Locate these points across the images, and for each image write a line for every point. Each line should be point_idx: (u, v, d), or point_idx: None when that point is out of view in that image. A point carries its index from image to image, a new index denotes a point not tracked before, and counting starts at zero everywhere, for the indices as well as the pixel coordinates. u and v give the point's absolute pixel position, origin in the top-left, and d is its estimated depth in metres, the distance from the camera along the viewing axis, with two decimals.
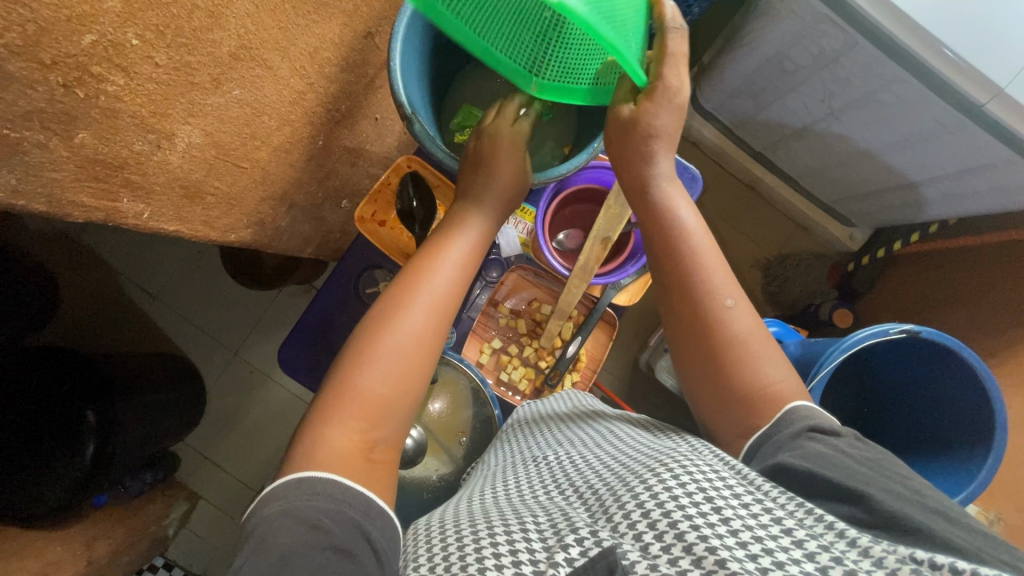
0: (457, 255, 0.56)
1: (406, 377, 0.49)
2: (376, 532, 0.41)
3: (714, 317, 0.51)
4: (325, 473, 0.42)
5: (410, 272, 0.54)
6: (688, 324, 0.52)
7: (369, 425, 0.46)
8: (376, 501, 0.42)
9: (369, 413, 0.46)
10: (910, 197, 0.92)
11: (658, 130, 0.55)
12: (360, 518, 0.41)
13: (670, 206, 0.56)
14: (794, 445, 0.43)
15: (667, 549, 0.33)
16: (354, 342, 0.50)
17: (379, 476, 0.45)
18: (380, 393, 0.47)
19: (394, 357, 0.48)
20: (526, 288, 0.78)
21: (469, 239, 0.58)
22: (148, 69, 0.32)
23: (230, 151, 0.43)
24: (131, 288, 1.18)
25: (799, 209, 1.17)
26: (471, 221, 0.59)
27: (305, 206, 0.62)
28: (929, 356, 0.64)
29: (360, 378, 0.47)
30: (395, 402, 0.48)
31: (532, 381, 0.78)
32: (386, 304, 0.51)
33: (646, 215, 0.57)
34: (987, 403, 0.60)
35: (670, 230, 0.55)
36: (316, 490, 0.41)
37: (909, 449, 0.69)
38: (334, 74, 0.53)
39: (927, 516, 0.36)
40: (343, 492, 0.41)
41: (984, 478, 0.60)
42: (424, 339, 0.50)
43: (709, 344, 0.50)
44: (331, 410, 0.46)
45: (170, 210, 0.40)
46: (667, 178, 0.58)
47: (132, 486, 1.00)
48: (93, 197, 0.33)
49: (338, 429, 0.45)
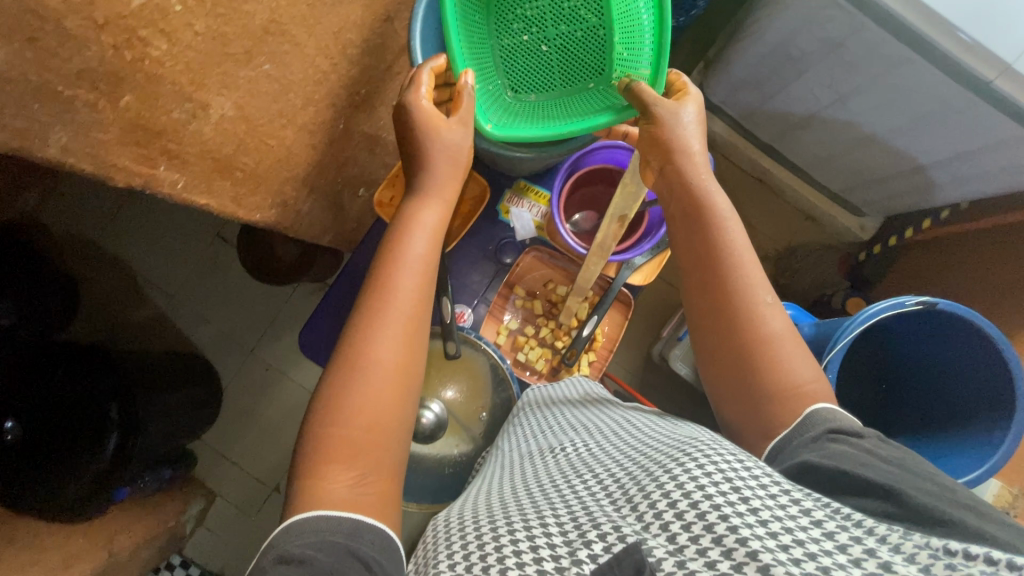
0: (420, 254, 0.55)
1: (382, 398, 0.49)
2: (364, 546, 0.43)
3: (753, 312, 0.52)
4: (307, 513, 0.44)
5: (372, 294, 0.53)
6: (707, 316, 0.54)
7: (353, 454, 0.47)
8: (363, 519, 0.44)
9: (351, 439, 0.47)
10: (920, 181, 0.92)
11: (684, 118, 0.57)
12: (347, 541, 0.42)
13: (710, 201, 0.56)
14: (814, 447, 0.44)
15: (696, 540, 0.33)
16: (334, 370, 0.50)
17: (372, 502, 0.46)
18: (357, 428, 0.48)
19: (363, 394, 0.49)
20: (541, 269, 0.78)
21: (427, 232, 0.57)
22: (188, 37, 0.34)
23: (259, 127, 0.45)
24: (151, 289, 1.20)
25: (807, 199, 1.18)
26: (421, 219, 0.57)
27: (325, 191, 0.64)
28: (948, 332, 0.64)
29: (338, 414, 0.48)
30: (379, 423, 0.49)
31: (549, 361, 0.78)
32: (357, 328, 0.51)
33: (681, 209, 0.57)
34: (1008, 373, 0.59)
35: (705, 216, 0.55)
36: (302, 530, 0.42)
37: (928, 427, 0.68)
38: (356, 56, 0.54)
39: (958, 509, 0.36)
40: (328, 523, 0.43)
41: (1009, 448, 0.59)
42: (397, 362, 0.51)
43: (740, 337, 0.51)
44: (317, 443, 0.48)
45: (202, 182, 0.42)
46: (705, 172, 0.57)
47: (151, 481, 1.02)
48: (134, 161, 0.35)
49: (326, 470, 0.46)
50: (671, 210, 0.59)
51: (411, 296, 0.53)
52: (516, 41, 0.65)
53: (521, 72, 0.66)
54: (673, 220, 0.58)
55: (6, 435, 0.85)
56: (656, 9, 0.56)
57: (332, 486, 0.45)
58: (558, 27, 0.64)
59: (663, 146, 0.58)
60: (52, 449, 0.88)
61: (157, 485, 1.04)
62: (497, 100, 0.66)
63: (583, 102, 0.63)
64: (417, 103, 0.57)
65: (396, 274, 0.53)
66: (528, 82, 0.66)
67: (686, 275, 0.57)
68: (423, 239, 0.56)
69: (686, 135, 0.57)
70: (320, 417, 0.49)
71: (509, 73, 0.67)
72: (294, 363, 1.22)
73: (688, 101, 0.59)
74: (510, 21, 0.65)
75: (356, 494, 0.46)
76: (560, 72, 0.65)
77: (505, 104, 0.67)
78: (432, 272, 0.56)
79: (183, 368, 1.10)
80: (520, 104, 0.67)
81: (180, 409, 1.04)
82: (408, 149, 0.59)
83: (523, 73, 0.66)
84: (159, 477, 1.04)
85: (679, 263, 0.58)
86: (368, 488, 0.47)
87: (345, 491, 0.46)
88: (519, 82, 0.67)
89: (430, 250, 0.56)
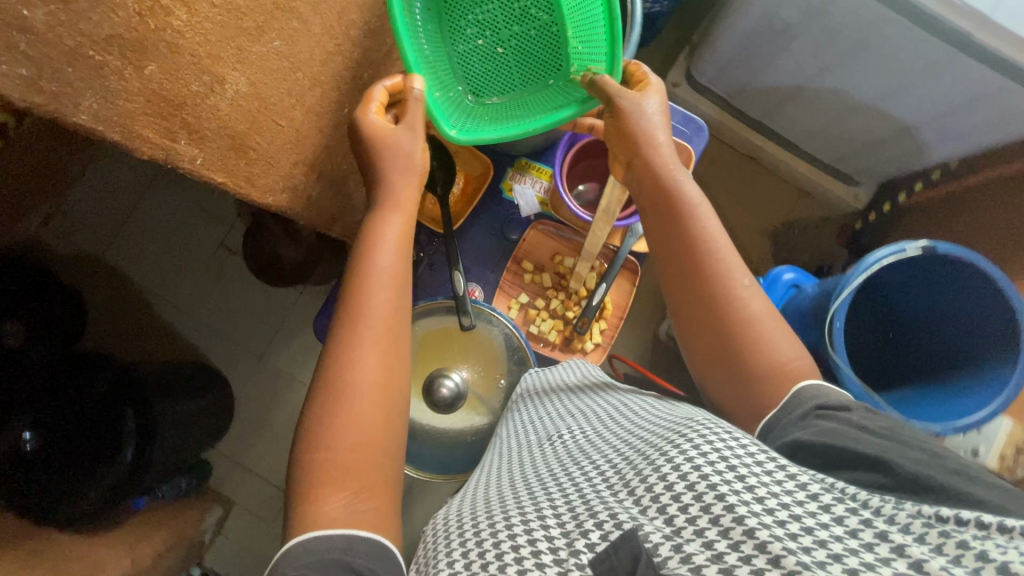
0: (388, 266, 0.57)
1: (372, 419, 0.51)
2: (359, 559, 0.45)
3: (732, 298, 0.53)
4: (300, 536, 0.46)
5: (347, 313, 0.55)
6: (682, 298, 0.55)
7: (347, 475, 0.49)
8: (357, 534, 0.46)
9: (341, 458, 0.49)
10: (911, 142, 0.94)
11: (647, 110, 0.59)
12: (342, 556, 0.44)
13: (681, 191, 0.57)
14: (804, 425, 0.45)
15: (694, 522, 0.34)
16: (318, 397, 0.52)
17: (368, 517, 0.48)
18: (349, 449, 0.50)
19: (355, 418, 0.51)
20: (547, 244, 0.78)
21: (389, 241, 0.58)
22: (205, 9, 0.38)
23: (270, 105, 0.46)
24: (156, 302, 1.19)
25: (801, 175, 1.19)
26: (385, 235, 0.58)
27: (332, 178, 0.65)
28: (950, 275, 0.65)
29: (328, 434, 0.50)
30: (367, 442, 0.51)
31: (561, 332, 0.78)
32: (339, 347, 0.53)
33: (649, 193, 0.59)
34: (1011, 308, 0.60)
35: (677, 206, 0.56)
36: (298, 553, 0.44)
37: (942, 374, 0.68)
38: (359, 38, 0.56)
39: (947, 476, 0.36)
40: (322, 542, 0.45)
41: (1019, 381, 0.59)
42: (379, 381, 0.53)
43: (721, 325, 0.52)
44: (308, 466, 0.49)
45: (218, 161, 0.44)
46: (671, 160, 0.59)
47: (168, 491, 1.06)
48: (156, 134, 0.38)
49: (319, 493, 0.48)
50: (643, 199, 0.60)
51: (385, 308, 0.55)
52: (471, 46, 0.68)
53: (481, 74, 0.69)
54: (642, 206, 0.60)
55: (25, 445, 0.89)
56: (605, 6, 0.58)
57: (331, 506, 0.47)
58: (511, 28, 0.66)
59: (628, 136, 0.60)
60: (71, 456, 0.92)
61: (176, 493, 1.07)
62: (459, 104, 0.69)
63: (545, 100, 0.67)
64: (363, 118, 0.57)
65: (367, 294, 0.55)
66: (488, 83, 0.69)
67: (664, 265, 0.57)
68: (389, 251, 0.57)
69: (650, 125, 0.59)
70: (307, 443, 0.50)
71: (467, 76, 0.69)
72: (303, 366, 1.21)
73: (651, 94, 0.61)
74: (461, 25, 0.67)
75: (354, 512, 0.48)
76: (517, 73, 0.68)
77: (467, 108, 0.70)
78: (403, 283, 0.57)
79: (196, 377, 1.11)
80: (483, 106, 0.70)
81: (193, 422, 1.05)
82: (364, 164, 0.60)
83: (482, 74, 0.69)
84: (177, 487, 1.07)
85: (656, 251, 0.58)
86: (364, 505, 0.49)
87: (344, 510, 0.48)
88: (479, 84, 0.69)
89: (395, 259, 0.57)
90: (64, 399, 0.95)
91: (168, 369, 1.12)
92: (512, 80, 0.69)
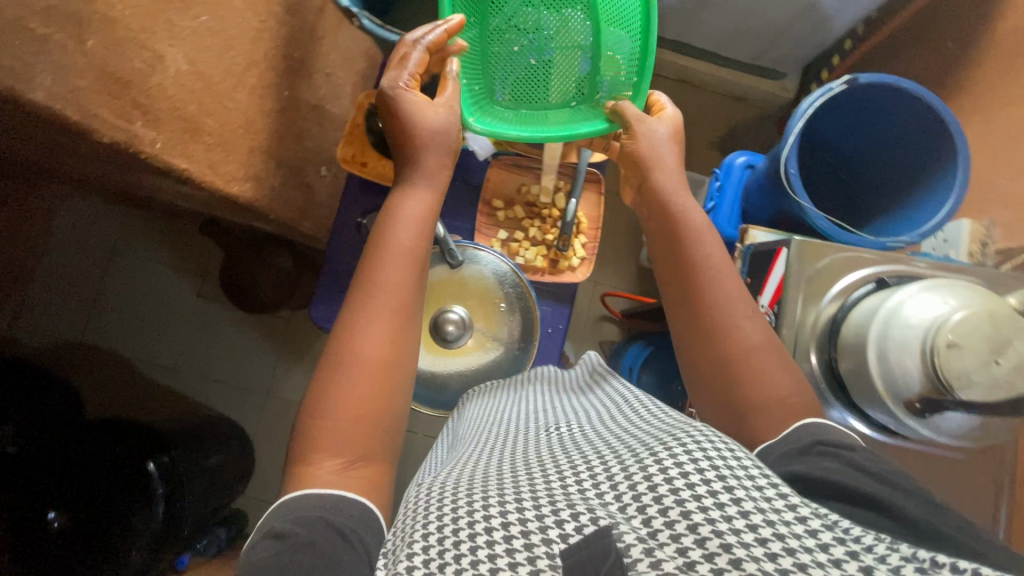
0: (409, 236, 0.57)
1: (359, 406, 0.50)
2: (346, 521, 0.44)
3: (725, 319, 0.54)
4: (294, 494, 0.46)
5: (359, 286, 0.55)
6: (671, 283, 0.60)
7: (340, 443, 0.49)
8: (344, 495, 0.46)
9: (333, 430, 0.49)
10: (818, 17, 1.00)
11: (659, 133, 0.66)
12: (327, 514, 0.44)
13: (684, 213, 0.61)
14: (805, 460, 0.44)
15: (671, 527, 0.32)
16: (325, 361, 0.53)
17: (359, 482, 0.48)
18: (337, 425, 0.50)
19: (340, 400, 0.50)
20: (510, 178, 0.81)
21: (424, 197, 0.60)
22: None
23: (214, 84, 0.49)
24: (147, 369, 1.18)
25: (732, 82, 1.24)
26: (410, 198, 0.59)
27: (289, 168, 0.66)
28: (882, 103, 0.69)
29: (324, 406, 0.50)
30: (365, 412, 0.51)
31: (547, 256, 0.81)
32: (346, 322, 0.53)
33: (655, 216, 0.64)
34: (939, 116, 0.64)
35: (681, 224, 0.61)
36: (286, 509, 0.45)
37: (899, 199, 0.73)
38: (281, 14, 0.58)
39: (952, 528, 0.37)
40: (311, 500, 0.45)
41: (964, 178, 0.63)
42: (383, 356, 0.52)
43: (721, 339, 0.54)
44: (304, 433, 0.50)
45: (177, 144, 0.46)
46: (679, 190, 0.63)
47: (208, 545, 1.03)
48: (113, 112, 0.41)
49: (315, 456, 0.48)
50: (653, 216, 0.64)
51: (389, 290, 0.54)
52: (507, 53, 0.73)
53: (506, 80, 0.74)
54: (653, 215, 0.64)
55: (52, 524, 0.86)
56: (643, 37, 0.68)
57: (322, 469, 0.48)
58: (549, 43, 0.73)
59: (639, 161, 0.66)
60: (104, 517, 0.87)
61: (216, 548, 1.04)
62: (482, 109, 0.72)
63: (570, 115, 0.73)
64: (405, 98, 0.61)
65: (373, 285, 0.54)
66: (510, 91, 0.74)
67: (663, 270, 0.61)
68: (416, 209, 0.59)
69: (660, 151, 0.65)
70: (312, 410, 0.51)
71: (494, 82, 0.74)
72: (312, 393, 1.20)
73: (666, 121, 0.68)
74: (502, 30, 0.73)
75: (345, 477, 0.48)
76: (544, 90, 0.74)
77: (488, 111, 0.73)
78: (418, 265, 0.57)
79: (220, 435, 1.07)
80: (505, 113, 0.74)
81: (219, 478, 1.01)
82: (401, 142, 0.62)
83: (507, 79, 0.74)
84: (216, 538, 1.05)
85: (658, 262, 0.62)
86: (357, 472, 0.49)
87: (334, 475, 0.48)
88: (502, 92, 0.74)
89: (415, 235, 0.57)
90: (81, 463, 0.90)
91: (197, 424, 1.08)
92: (537, 93, 0.74)
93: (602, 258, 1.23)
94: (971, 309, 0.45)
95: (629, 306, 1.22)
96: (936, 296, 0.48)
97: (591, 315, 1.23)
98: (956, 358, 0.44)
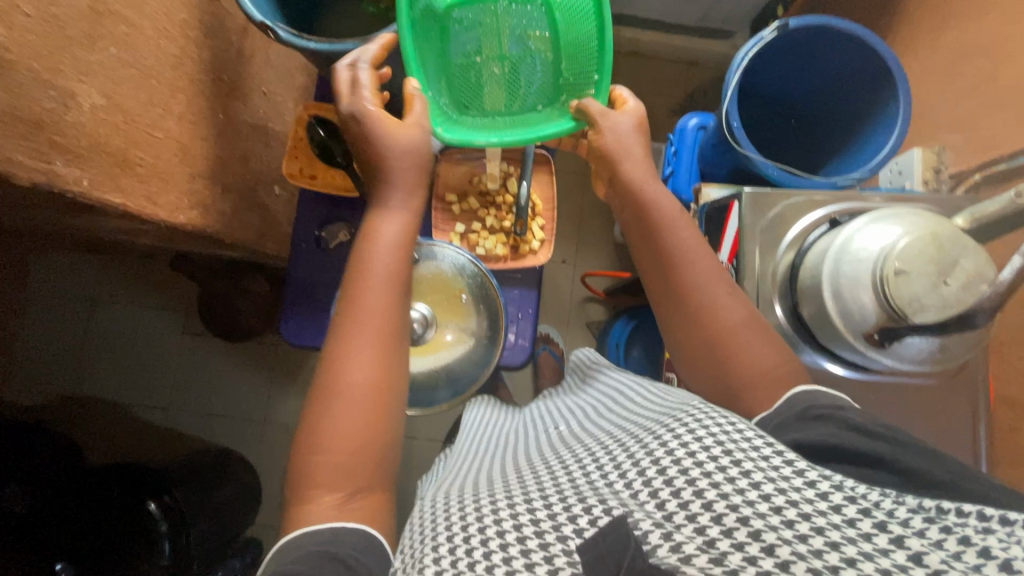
0: (393, 242, 0.55)
1: (363, 432, 0.49)
2: (348, 550, 0.44)
3: (705, 306, 0.53)
4: (293, 534, 0.46)
5: (345, 315, 0.52)
6: (652, 277, 0.58)
7: (337, 477, 0.48)
8: (345, 525, 0.46)
9: (333, 462, 0.48)
10: None
11: (621, 126, 0.62)
12: (329, 547, 0.44)
13: (655, 200, 0.59)
14: (802, 427, 0.45)
15: (685, 507, 0.33)
16: (316, 396, 0.51)
17: (364, 514, 0.48)
18: (335, 455, 0.48)
19: (337, 428, 0.49)
20: (460, 170, 0.81)
21: (395, 225, 0.56)
22: (20, 19, 0.38)
23: (137, 118, 0.49)
24: (142, 411, 1.18)
25: (682, 47, 1.24)
26: (386, 221, 0.56)
27: (239, 191, 0.67)
28: (817, 45, 0.69)
29: (323, 435, 0.49)
30: (365, 444, 0.49)
31: (507, 244, 0.81)
32: (334, 346, 0.51)
33: (625, 208, 0.62)
34: (874, 51, 0.64)
35: (653, 216, 0.58)
36: (288, 550, 0.44)
37: (848, 139, 0.73)
38: (199, 38, 0.57)
39: (952, 474, 0.38)
40: (310, 536, 0.45)
41: (905, 109, 0.63)
42: (373, 381, 0.51)
43: (702, 328, 0.53)
44: (302, 468, 0.49)
45: (108, 181, 0.46)
46: (648, 180, 0.60)
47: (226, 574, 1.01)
48: (28, 156, 0.40)
49: (311, 492, 0.47)
50: (626, 214, 0.61)
51: (380, 312, 0.52)
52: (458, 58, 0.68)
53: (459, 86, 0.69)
54: (625, 212, 0.61)
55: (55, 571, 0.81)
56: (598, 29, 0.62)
57: (321, 505, 0.47)
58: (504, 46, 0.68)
59: (607, 156, 0.62)
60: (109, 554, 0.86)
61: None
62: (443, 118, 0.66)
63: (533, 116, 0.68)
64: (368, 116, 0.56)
65: (360, 310, 0.52)
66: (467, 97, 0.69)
67: (643, 265, 0.59)
68: (391, 234, 0.55)
69: (626, 144, 0.62)
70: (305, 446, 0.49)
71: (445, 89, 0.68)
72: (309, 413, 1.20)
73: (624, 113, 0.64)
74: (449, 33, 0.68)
75: (346, 511, 0.47)
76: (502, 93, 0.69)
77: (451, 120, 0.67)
78: (401, 291, 0.54)
79: (218, 467, 1.05)
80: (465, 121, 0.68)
81: (222, 508, 0.99)
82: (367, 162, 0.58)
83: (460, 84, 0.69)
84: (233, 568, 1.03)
85: (636, 253, 0.60)
86: (358, 504, 0.48)
87: (335, 512, 0.47)
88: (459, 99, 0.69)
89: (395, 255, 0.54)
90: (73, 508, 0.87)
91: (196, 457, 1.06)
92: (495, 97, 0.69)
93: (577, 240, 1.23)
94: (914, 235, 0.46)
95: (610, 284, 1.22)
96: (883, 226, 0.49)
97: (575, 298, 1.23)
98: (907, 286, 0.45)
